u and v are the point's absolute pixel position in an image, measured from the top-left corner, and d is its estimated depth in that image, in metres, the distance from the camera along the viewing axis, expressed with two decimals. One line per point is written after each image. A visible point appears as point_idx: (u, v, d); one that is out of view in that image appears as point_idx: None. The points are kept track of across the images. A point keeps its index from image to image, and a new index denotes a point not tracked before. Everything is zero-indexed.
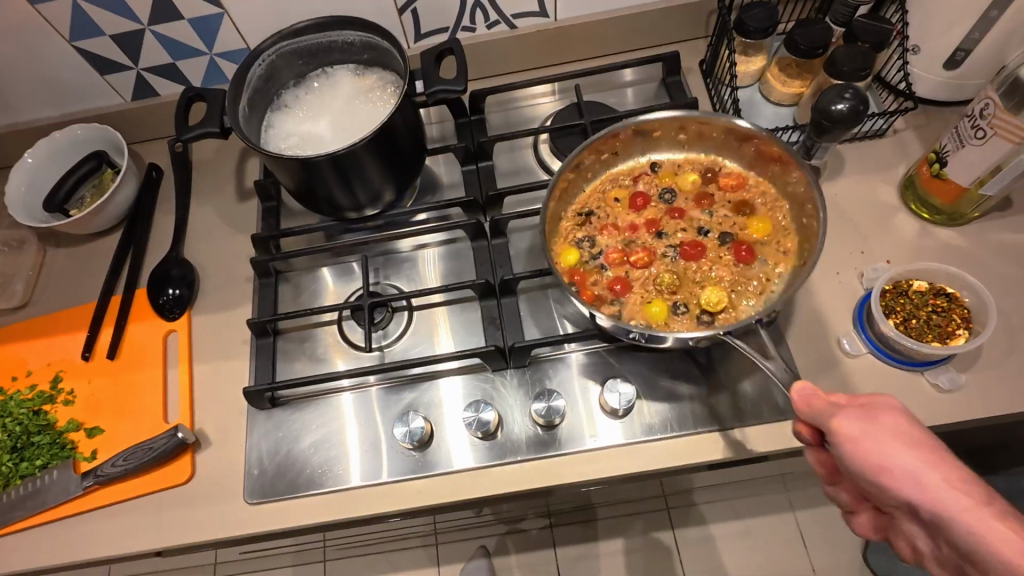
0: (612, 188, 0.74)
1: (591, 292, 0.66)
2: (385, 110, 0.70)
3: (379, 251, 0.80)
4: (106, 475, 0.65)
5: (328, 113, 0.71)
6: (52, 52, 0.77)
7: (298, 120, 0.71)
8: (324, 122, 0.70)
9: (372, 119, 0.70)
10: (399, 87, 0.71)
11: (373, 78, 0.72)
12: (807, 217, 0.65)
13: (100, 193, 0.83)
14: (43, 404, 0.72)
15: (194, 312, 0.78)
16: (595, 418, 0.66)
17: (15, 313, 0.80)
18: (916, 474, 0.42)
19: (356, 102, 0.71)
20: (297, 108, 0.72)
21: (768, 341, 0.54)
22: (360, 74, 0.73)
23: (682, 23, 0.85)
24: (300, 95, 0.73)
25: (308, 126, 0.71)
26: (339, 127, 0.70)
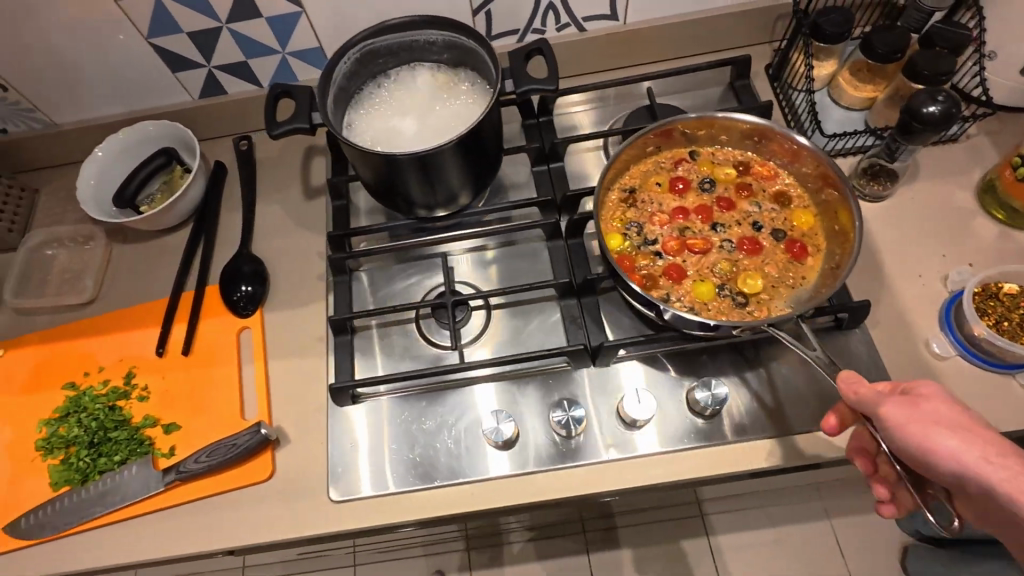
0: (652, 174, 0.71)
1: (640, 277, 0.64)
2: (471, 111, 0.70)
3: (452, 250, 0.79)
4: (188, 471, 0.65)
5: (410, 110, 0.71)
6: (129, 49, 0.77)
7: (380, 116, 0.72)
8: (407, 120, 0.71)
9: (456, 119, 0.70)
10: (481, 87, 0.71)
11: (454, 77, 0.72)
12: (840, 213, 0.62)
13: (169, 193, 0.82)
14: (117, 399, 0.72)
15: (266, 308, 0.77)
16: (683, 418, 0.65)
17: (83, 308, 0.80)
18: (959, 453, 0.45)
19: (436, 100, 0.71)
20: (379, 104, 0.72)
21: (810, 335, 0.56)
22: (441, 73, 0.73)
23: (749, 28, 0.86)
24: (381, 92, 0.73)
25: (390, 121, 0.71)
26: (421, 124, 0.70)
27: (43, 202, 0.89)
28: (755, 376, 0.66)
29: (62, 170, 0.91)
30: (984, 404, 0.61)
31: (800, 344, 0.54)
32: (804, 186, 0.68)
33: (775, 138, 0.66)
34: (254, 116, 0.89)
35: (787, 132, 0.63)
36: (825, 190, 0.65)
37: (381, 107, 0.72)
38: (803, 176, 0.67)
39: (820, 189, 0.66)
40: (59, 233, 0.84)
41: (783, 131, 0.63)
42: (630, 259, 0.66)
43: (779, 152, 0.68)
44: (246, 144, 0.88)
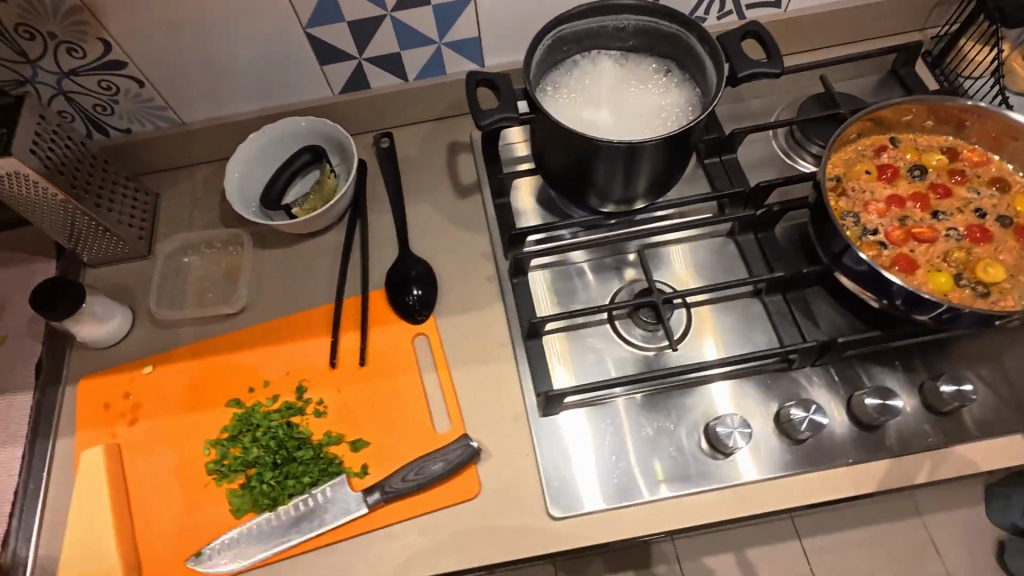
0: (857, 162, 0.68)
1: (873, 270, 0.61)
2: (676, 110, 0.65)
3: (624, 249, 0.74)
4: (395, 491, 0.60)
5: (606, 100, 0.66)
6: (283, 40, 0.72)
7: (573, 105, 0.67)
8: (603, 110, 0.66)
9: (658, 113, 0.65)
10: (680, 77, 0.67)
11: (650, 66, 0.68)
12: None
13: (321, 197, 0.76)
14: (292, 416, 0.67)
15: (437, 314, 0.72)
16: (918, 417, 0.62)
17: (232, 319, 0.74)
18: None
19: (632, 91, 0.67)
20: (570, 92, 0.67)
21: None
22: (634, 61, 0.68)
23: (907, 16, 0.84)
24: (570, 79, 0.68)
25: (585, 111, 0.66)
26: (621, 116, 0.66)
27: (166, 207, 0.83)
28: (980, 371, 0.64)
29: (185, 173, 0.85)
30: None
31: None
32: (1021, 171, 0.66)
33: (996, 121, 0.63)
34: (394, 112, 0.84)
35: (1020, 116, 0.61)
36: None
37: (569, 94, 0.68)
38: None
39: None
40: (195, 239, 0.78)
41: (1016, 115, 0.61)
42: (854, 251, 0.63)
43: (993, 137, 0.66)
44: (387, 142, 0.83)
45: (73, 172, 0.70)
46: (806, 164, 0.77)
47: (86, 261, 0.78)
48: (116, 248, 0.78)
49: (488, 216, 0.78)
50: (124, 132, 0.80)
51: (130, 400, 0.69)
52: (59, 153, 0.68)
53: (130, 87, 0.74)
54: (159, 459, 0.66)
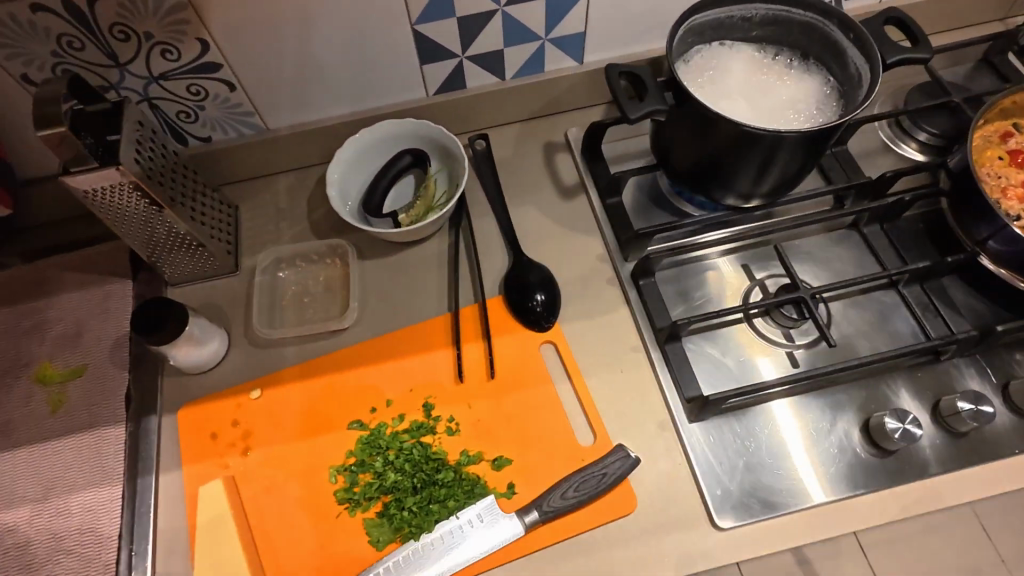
0: (986, 150, 0.67)
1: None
2: (816, 111, 0.64)
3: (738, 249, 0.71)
4: (555, 509, 0.56)
5: (743, 92, 0.65)
6: (387, 37, 0.68)
7: (710, 95, 0.65)
8: (741, 102, 0.64)
9: (796, 109, 0.64)
10: (813, 74, 0.66)
11: (789, 62, 0.66)
12: None
13: (427, 203, 0.72)
14: (424, 435, 0.62)
15: (560, 320, 0.69)
16: None
17: (339, 335, 0.69)
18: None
19: (769, 85, 0.65)
20: (708, 83, 0.65)
21: None
22: (773, 56, 0.67)
23: (992, 7, 0.84)
24: (701, 70, 0.66)
25: (723, 102, 0.64)
26: (758, 109, 0.64)
27: (247, 219, 0.78)
28: None
29: (265, 182, 0.80)
30: None
31: None
32: None
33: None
34: (486, 112, 0.80)
35: None
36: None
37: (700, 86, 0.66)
38: None
39: None
40: (288, 252, 0.73)
41: None
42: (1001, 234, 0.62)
43: None
44: (482, 144, 0.79)
45: (168, 182, 0.65)
46: (911, 151, 0.76)
47: (169, 279, 0.72)
48: (202, 265, 0.72)
49: (598, 217, 0.75)
50: (204, 140, 0.75)
51: (239, 428, 0.64)
52: (156, 162, 0.63)
53: (220, 91, 0.69)
54: (281, 491, 0.60)
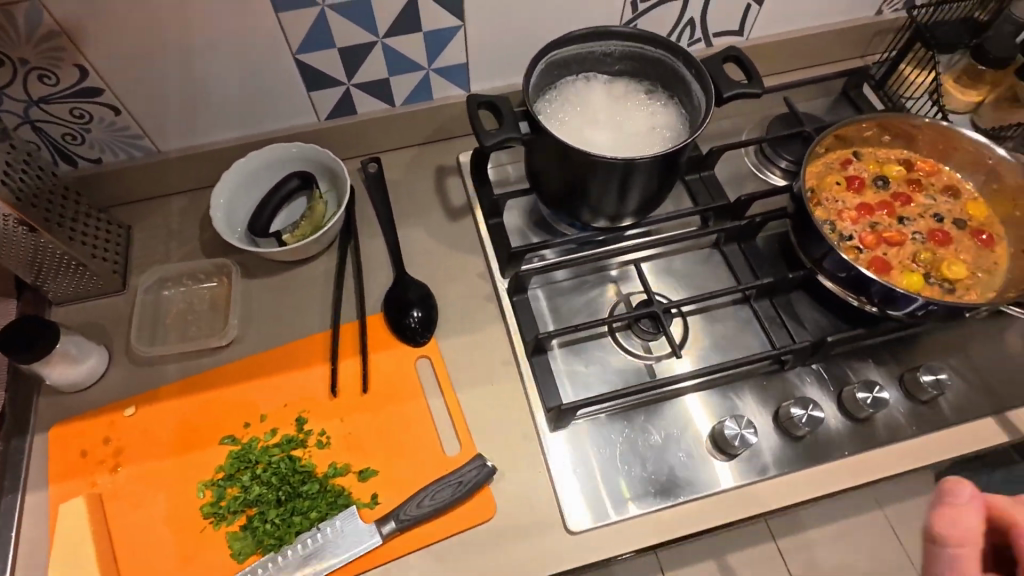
0: (827, 175, 0.73)
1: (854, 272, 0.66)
2: (668, 137, 0.69)
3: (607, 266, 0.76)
4: (410, 518, 0.58)
5: (602, 125, 0.70)
6: (270, 65, 0.71)
7: (571, 129, 0.69)
8: (600, 134, 0.69)
9: (651, 137, 0.69)
10: (665, 100, 0.71)
11: (648, 93, 0.72)
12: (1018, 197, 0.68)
13: (311, 224, 0.74)
14: (294, 449, 0.64)
15: (438, 335, 0.72)
16: (905, 407, 0.66)
17: (222, 352, 0.70)
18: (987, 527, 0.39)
19: (626, 116, 0.70)
20: (570, 118, 0.70)
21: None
22: (630, 88, 0.72)
23: (851, 45, 0.92)
24: (562, 104, 0.71)
25: (583, 136, 0.69)
26: (615, 139, 0.69)
27: (140, 239, 0.79)
28: (955, 362, 0.68)
29: (162, 203, 0.82)
30: None
31: None
32: (966, 178, 0.73)
33: (939, 136, 0.71)
34: (379, 137, 0.84)
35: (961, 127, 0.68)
36: (994, 181, 0.70)
37: (563, 117, 0.70)
38: (965, 169, 0.72)
39: (986, 180, 0.71)
40: (175, 271, 0.75)
41: (958, 129, 0.68)
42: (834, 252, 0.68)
43: (940, 149, 0.73)
44: (375, 166, 0.82)
45: (45, 204, 0.66)
46: (776, 177, 0.83)
47: (53, 299, 0.73)
48: (88, 285, 0.73)
49: (483, 237, 0.79)
50: (94, 162, 0.76)
51: (111, 445, 0.64)
52: (32, 184, 0.65)
53: (104, 114, 0.71)
54: (147, 506, 0.61)
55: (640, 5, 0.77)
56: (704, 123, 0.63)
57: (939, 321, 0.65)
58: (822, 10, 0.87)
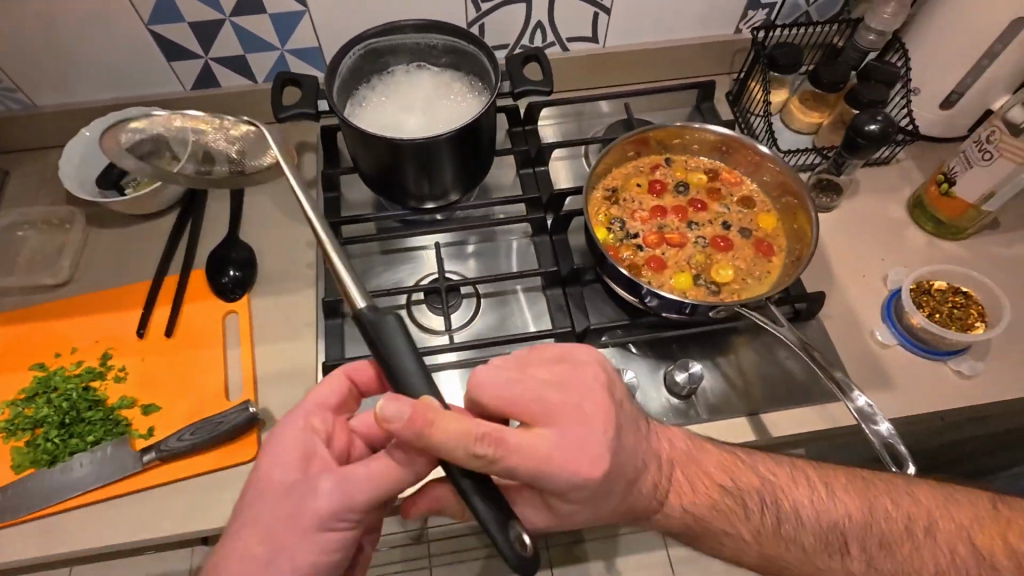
0: (633, 177, 0.77)
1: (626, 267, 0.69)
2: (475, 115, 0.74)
3: (425, 246, 0.82)
4: (170, 450, 0.64)
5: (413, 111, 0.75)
6: (127, 34, 0.78)
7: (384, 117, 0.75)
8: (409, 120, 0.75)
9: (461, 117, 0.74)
10: (479, 91, 0.77)
11: (466, 84, 0.77)
12: (797, 212, 0.71)
13: (156, 178, 0.81)
14: (91, 380, 0.70)
15: (253, 294, 0.77)
16: (661, 400, 0.70)
17: (56, 290, 0.77)
18: (507, 394, 0.48)
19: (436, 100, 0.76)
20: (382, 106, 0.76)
21: (778, 315, 0.64)
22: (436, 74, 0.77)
23: (712, 61, 0.96)
24: (384, 90, 0.76)
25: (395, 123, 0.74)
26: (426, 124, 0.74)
27: (12, 184, 0.86)
28: (722, 364, 0.72)
29: (39, 155, 0.89)
30: (905, 386, 0.70)
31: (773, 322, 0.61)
32: (764, 192, 0.76)
33: (737, 148, 0.74)
34: (243, 110, 0.90)
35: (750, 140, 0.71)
36: (784, 195, 0.73)
37: (383, 102, 0.76)
38: (763, 183, 0.76)
39: (777, 194, 0.74)
40: (32, 215, 0.82)
41: (746, 141, 0.72)
42: (615, 248, 0.71)
43: (742, 163, 0.77)
44: None
45: None
46: None
47: None
48: None
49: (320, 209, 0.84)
50: None
51: None
52: None
53: None
54: None
55: (482, 4, 0.82)
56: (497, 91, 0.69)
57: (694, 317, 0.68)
58: (676, 24, 0.90)
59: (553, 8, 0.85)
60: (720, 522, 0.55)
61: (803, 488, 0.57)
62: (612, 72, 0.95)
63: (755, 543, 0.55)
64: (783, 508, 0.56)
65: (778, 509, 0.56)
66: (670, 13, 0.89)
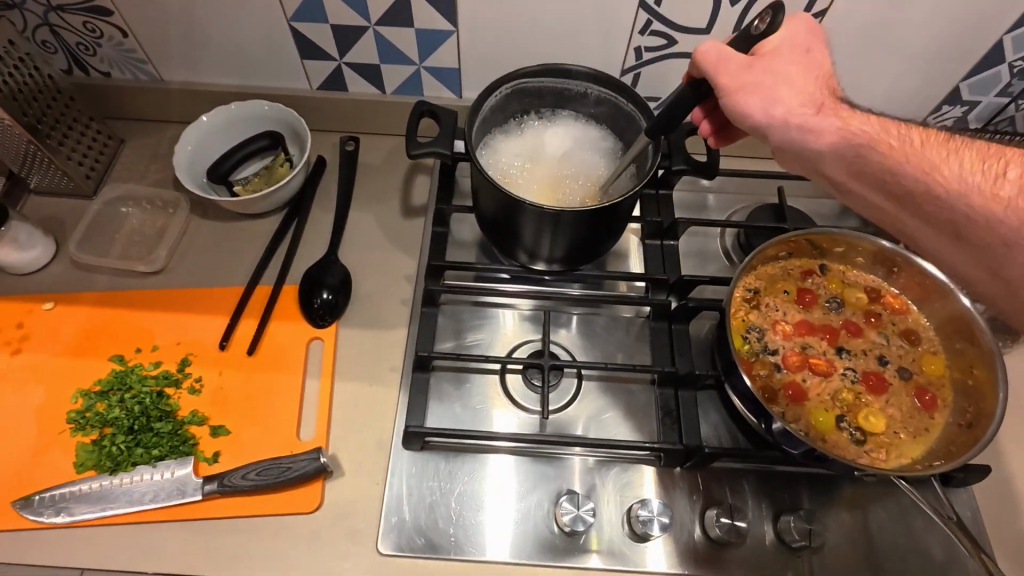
0: (780, 279, 0.68)
1: (759, 388, 0.61)
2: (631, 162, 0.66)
3: (526, 305, 0.75)
4: (232, 486, 0.60)
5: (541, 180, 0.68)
6: (268, 28, 0.74)
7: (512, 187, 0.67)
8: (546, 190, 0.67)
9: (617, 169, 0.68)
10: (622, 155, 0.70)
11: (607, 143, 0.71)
12: (974, 364, 0.61)
13: (267, 180, 0.78)
14: (166, 385, 0.66)
15: (341, 323, 0.73)
16: (768, 546, 0.61)
17: (147, 278, 0.75)
18: (724, 62, 0.54)
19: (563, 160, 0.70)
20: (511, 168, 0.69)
21: (939, 495, 0.54)
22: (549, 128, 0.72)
23: None
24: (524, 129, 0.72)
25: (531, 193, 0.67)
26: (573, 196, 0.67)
27: (125, 155, 0.85)
28: (844, 518, 0.63)
29: (159, 128, 0.87)
30: None
31: (936, 511, 0.52)
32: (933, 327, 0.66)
33: (912, 271, 0.64)
34: (366, 118, 0.85)
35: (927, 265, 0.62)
36: (961, 340, 0.62)
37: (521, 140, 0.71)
38: (933, 316, 0.65)
39: (951, 335, 0.64)
40: (139, 192, 0.80)
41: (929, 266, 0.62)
42: (748, 362, 0.63)
43: (913, 289, 0.66)
44: (352, 146, 0.83)
45: (36, 103, 0.72)
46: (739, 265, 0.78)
47: (32, 187, 0.80)
48: (62, 182, 0.79)
49: (425, 240, 0.79)
50: (104, 75, 0.83)
51: (21, 330, 0.70)
52: (17, 80, 0.70)
53: (114, 35, 0.76)
54: (25, 396, 0.66)
55: (644, 54, 0.75)
56: (653, 169, 0.62)
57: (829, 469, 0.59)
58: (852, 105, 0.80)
59: None
60: (881, 170, 0.52)
61: (953, 154, 0.51)
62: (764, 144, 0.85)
63: (919, 174, 0.50)
64: (930, 169, 0.50)
65: (938, 184, 0.50)
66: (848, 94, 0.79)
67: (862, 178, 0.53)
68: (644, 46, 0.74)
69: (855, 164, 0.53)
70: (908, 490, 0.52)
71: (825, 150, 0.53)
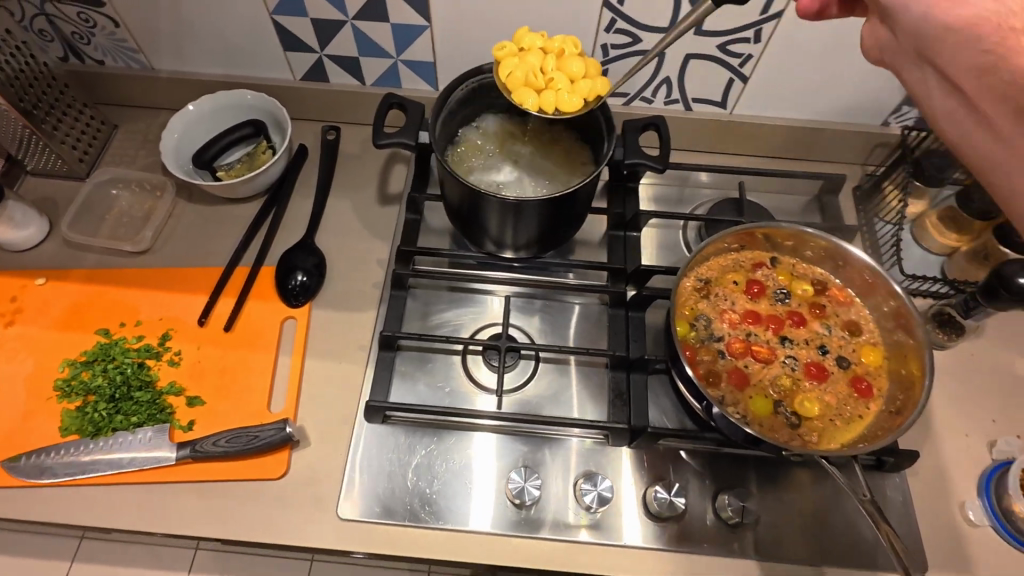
0: (731, 271, 0.71)
1: (701, 373, 0.64)
2: (587, 164, 0.73)
3: (511, 292, 0.78)
4: (203, 452, 0.64)
5: (558, 70, 0.63)
6: (251, 20, 0.78)
7: (523, 78, 0.63)
8: (566, 84, 0.63)
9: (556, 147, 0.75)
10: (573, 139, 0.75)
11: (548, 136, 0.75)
12: (908, 353, 0.63)
13: (250, 167, 0.81)
14: (147, 358, 0.70)
15: (315, 303, 0.76)
16: (706, 521, 0.65)
17: (133, 257, 0.79)
18: None
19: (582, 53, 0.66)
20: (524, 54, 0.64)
21: (859, 474, 0.57)
22: (477, 139, 0.75)
23: (846, 148, 0.87)
24: (466, 148, 0.74)
25: (546, 87, 0.63)
26: (591, 96, 0.63)
27: (117, 140, 0.89)
28: (782, 498, 0.66)
29: (150, 115, 0.92)
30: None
31: (853, 490, 0.55)
32: (876, 320, 0.69)
33: (857, 265, 0.67)
34: (346, 109, 0.89)
35: (863, 255, 0.65)
36: (899, 331, 0.65)
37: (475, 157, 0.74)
38: (876, 309, 0.68)
39: (890, 327, 0.67)
40: (128, 176, 0.84)
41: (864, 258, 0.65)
42: (693, 349, 0.66)
43: (857, 283, 0.69)
44: (333, 135, 0.87)
45: (32, 89, 0.76)
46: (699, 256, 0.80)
47: (28, 169, 0.84)
48: (56, 165, 0.83)
49: (399, 228, 0.82)
50: (98, 63, 0.87)
51: (15, 304, 0.74)
52: (14, 67, 0.74)
53: (107, 25, 0.80)
54: (15, 365, 0.70)
55: (611, 51, 0.78)
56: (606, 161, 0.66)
57: (798, 435, 0.61)
58: (815, 104, 0.82)
59: (685, 68, 0.79)
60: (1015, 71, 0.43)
61: None
62: (731, 140, 0.88)
63: None
64: None
65: None
66: (810, 94, 0.81)
67: (979, 80, 0.46)
68: (610, 44, 0.77)
69: (984, 59, 0.45)
70: (830, 469, 0.55)
71: (956, 28, 0.45)
